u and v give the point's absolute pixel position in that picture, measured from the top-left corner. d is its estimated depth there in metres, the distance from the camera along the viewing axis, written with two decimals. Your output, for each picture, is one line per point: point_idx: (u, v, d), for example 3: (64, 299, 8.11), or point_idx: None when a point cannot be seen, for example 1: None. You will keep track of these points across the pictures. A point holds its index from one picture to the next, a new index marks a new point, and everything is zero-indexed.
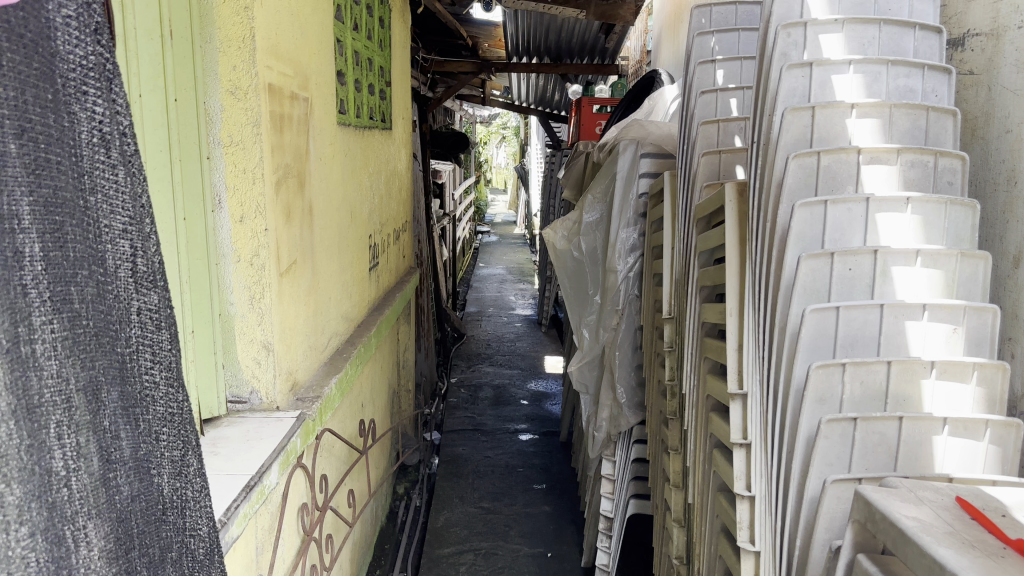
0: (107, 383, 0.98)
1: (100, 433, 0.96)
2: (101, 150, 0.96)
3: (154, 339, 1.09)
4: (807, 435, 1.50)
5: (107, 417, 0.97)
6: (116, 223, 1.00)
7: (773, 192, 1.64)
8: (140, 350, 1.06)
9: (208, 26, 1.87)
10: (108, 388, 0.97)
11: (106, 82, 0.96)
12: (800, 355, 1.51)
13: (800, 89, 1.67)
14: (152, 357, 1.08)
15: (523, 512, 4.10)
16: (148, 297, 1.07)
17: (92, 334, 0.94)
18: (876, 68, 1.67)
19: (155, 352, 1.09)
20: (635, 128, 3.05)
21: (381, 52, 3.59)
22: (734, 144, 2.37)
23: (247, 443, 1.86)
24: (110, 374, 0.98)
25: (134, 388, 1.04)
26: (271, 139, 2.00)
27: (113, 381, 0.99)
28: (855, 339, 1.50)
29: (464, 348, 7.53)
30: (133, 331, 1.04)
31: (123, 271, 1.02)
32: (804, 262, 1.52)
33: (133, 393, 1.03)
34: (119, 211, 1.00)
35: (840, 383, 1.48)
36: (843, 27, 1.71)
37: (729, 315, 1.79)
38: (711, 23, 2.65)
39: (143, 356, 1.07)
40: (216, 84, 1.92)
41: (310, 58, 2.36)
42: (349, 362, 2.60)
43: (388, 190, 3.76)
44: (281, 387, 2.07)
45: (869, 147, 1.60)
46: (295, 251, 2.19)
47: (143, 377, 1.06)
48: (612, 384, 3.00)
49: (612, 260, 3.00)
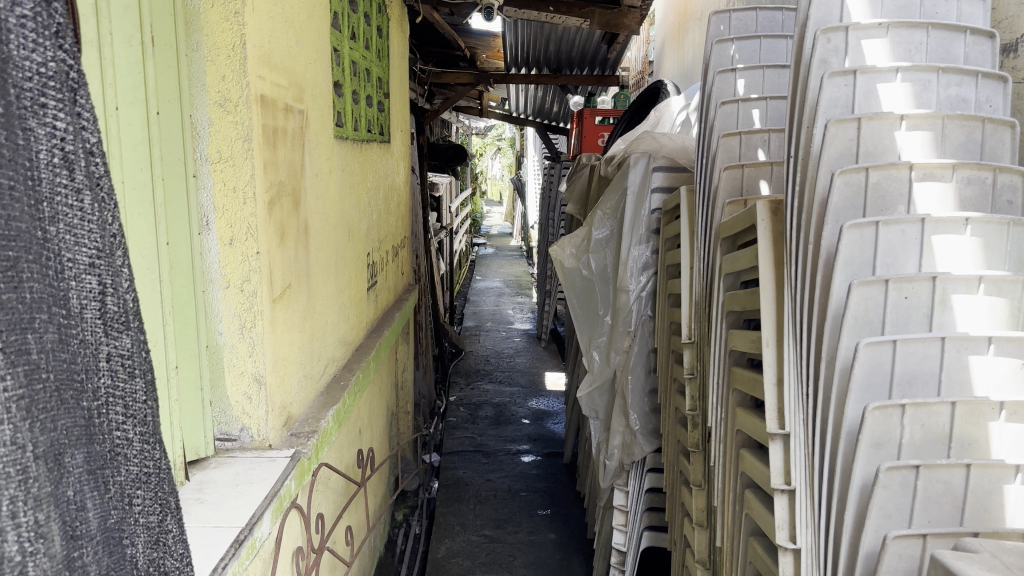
0: (72, 445, 0.82)
1: (63, 508, 0.79)
2: (63, 171, 0.79)
3: (127, 390, 0.92)
4: (862, 483, 1.35)
5: (72, 486, 0.81)
6: (81, 257, 0.84)
7: (816, 212, 1.50)
8: (110, 404, 0.89)
9: (195, 33, 1.73)
10: (73, 451, 0.81)
11: (69, 92, 0.79)
12: (853, 395, 1.36)
13: (843, 99, 1.53)
14: (124, 411, 0.92)
15: (528, 540, 3.93)
16: (120, 341, 0.90)
17: (53, 389, 0.78)
18: (925, 76, 1.53)
19: (129, 405, 0.92)
20: (648, 140, 2.91)
21: (380, 62, 3.45)
22: (757, 157, 2.23)
23: (237, 488, 1.69)
24: (75, 434, 0.82)
25: (104, 447, 0.88)
26: (263, 154, 1.85)
27: (78, 442, 0.83)
28: (913, 376, 1.35)
29: (463, 364, 7.36)
30: (100, 382, 0.88)
31: (89, 313, 0.86)
32: (855, 289, 1.37)
33: (102, 453, 0.87)
34: (84, 243, 0.83)
35: (899, 426, 1.33)
36: (888, 31, 1.57)
37: (766, 345, 1.64)
38: (730, 30, 2.51)
39: (114, 410, 0.90)
40: (203, 95, 1.76)
41: (306, 69, 2.21)
42: (347, 391, 2.44)
43: (386, 206, 3.61)
44: (273, 423, 1.91)
45: (921, 162, 1.45)
46: (289, 275, 2.03)
47: (114, 434, 0.90)
48: (624, 410, 2.84)
49: (622, 279, 2.85)
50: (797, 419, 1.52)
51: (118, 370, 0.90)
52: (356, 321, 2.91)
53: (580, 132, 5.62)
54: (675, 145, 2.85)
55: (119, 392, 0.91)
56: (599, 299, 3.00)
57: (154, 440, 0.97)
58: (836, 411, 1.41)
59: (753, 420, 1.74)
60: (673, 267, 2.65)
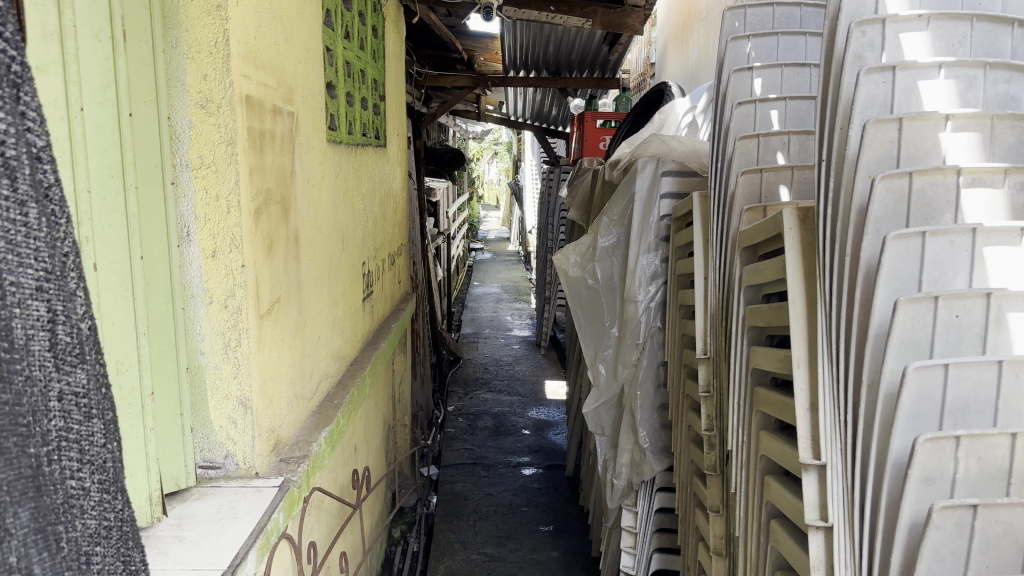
0: (13, 500, 0.73)
1: None
2: (3, 181, 0.70)
3: (82, 431, 0.83)
4: (911, 522, 1.21)
5: (13, 547, 0.72)
6: (27, 281, 0.75)
7: (854, 221, 1.38)
8: (61, 448, 0.80)
9: (174, 28, 1.60)
10: (13, 507, 0.73)
11: (10, 86, 0.70)
12: (900, 424, 1.23)
13: (880, 97, 1.41)
14: (78, 456, 0.83)
15: (530, 558, 3.79)
16: (74, 377, 0.82)
17: None
18: (971, 72, 1.40)
19: (84, 449, 0.84)
20: (657, 143, 2.80)
21: (375, 64, 3.32)
22: (776, 161, 2.11)
23: (219, 523, 1.55)
24: (17, 487, 0.73)
25: (54, 499, 0.79)
26: (249, 159, 1.71)
27: (22, 496, 0.74)
28: (968, 404, 1.22)
29: (461, 372, 7.22)
30: (51, 424, 0.79)
31: (37, 346, 0.77)
32: (902, 306, 1.24)
33: (50, 506, 0.78)
34: (29, 266, 0.74)
35: (952, 460, 1.19)
36: (928, 24, 1.44)
37: (797, 366, 1.50)
38: (745, 27, 2.38)
39: (67, 456, 0.81)
40: (184, 96, 1.63)
41: (296, 68, 2.08)
42: (340, 410, 2.30)
43: (382, 212, 3.47)
44: (260, 448, 1.77)
45: (970, 165, 1.31)
46: (277, 289, 1.89)
47: (68, 482, 0.81)
48: (632, 427, 2.70)
49: (630, 289, 2.72)
50: (834, 448, 1.38)
51: (71, 411, 0.81)
52: (351, 334, 2.77)
53: (580, 135, 5.49)
54: (685, 149, 2.73)
55: (72, 436, 0.82)
56: (605, 309, 2.86)
57: (113, 488, 0.88)
58: (880, 441, 1.27)
59: (781, 445, 1.60)
60: (685, 277, 2.52)
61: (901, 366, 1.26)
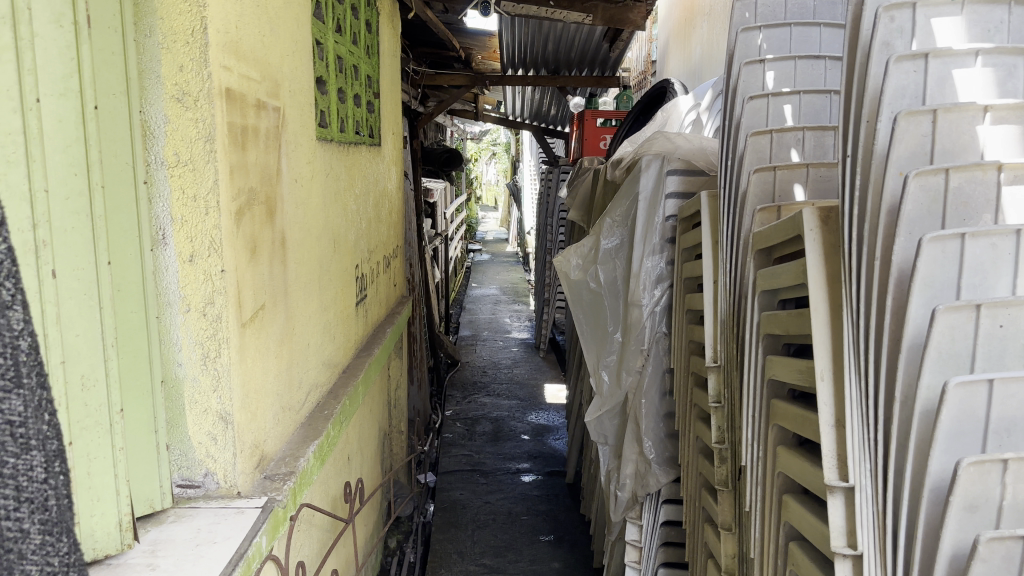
0: None
1: None
2: None
3: (18, 466, 0.70)
4: (952, 553, 1.10)
5: None
6: None
7: (884, 222, 1.27)
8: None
9: (148, 15, 1.49)
10: None
11: None
12: (939, 446, 1.11)
13: (911, 88, 1.30)
14: (14, 496, 0.69)
15: (530, 569, 3.68)
16: (6, 403, 0.68)
17: None
18: (1010, 60, 1.29)
19: (22, 485, 0.70)
20: (661, 139, 2.62)
21: (369, 60, 3.21)
22: (790, 158, 2.02)
23: (196, 549, 1.43)
24: None
25: None
26: (229, 156, 1.59)
27: None
28: (1014, 423, 1.11)
29: (459, 375, 7.11)
30: None
31: None
32: (941, 315, 1.12)
33: None
34: None
35: (999, 486, 1.08)
36: (963, 8, 1.34)
37: (821, 379, 1.39)
38: (756, 19, 2.24)
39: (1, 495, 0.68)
40: (158, 88, 1.51)
41: (282, 61, 1.97)
42: (331, 421, 2.18)
43: (377, 213, 3.36)
44: (243, 466, 1.66)
45: (1012, 161, 1.20)
46: (262, 295, 1.78)
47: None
48: (637, 436, 2.58)
49: (634, 292, 2.60)
50: (865, 470, 1.28)
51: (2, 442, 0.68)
52: (343, 340, 2.66)
53: (580, 134, 5.38)
54: (692, 145, 2.59)
55: (7, 471, 0.69)
56: (607, 313, 2.75)
57: (64, 533, 0.75)
58: (916, 463, 1.16)
59: (801, 463, 1.49)
60: (693, 280, 2.41)
61: (940, 382, 1.15)
